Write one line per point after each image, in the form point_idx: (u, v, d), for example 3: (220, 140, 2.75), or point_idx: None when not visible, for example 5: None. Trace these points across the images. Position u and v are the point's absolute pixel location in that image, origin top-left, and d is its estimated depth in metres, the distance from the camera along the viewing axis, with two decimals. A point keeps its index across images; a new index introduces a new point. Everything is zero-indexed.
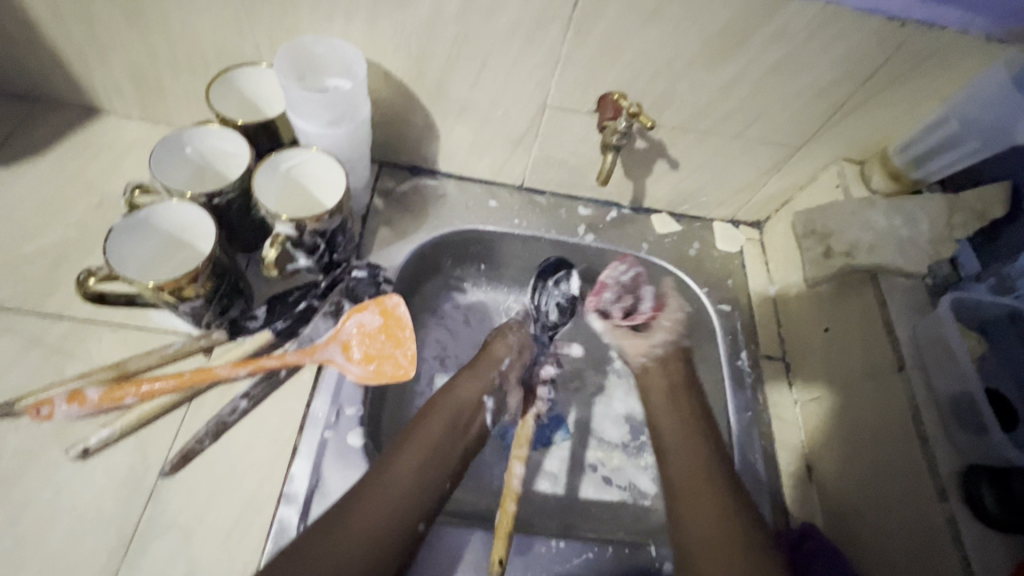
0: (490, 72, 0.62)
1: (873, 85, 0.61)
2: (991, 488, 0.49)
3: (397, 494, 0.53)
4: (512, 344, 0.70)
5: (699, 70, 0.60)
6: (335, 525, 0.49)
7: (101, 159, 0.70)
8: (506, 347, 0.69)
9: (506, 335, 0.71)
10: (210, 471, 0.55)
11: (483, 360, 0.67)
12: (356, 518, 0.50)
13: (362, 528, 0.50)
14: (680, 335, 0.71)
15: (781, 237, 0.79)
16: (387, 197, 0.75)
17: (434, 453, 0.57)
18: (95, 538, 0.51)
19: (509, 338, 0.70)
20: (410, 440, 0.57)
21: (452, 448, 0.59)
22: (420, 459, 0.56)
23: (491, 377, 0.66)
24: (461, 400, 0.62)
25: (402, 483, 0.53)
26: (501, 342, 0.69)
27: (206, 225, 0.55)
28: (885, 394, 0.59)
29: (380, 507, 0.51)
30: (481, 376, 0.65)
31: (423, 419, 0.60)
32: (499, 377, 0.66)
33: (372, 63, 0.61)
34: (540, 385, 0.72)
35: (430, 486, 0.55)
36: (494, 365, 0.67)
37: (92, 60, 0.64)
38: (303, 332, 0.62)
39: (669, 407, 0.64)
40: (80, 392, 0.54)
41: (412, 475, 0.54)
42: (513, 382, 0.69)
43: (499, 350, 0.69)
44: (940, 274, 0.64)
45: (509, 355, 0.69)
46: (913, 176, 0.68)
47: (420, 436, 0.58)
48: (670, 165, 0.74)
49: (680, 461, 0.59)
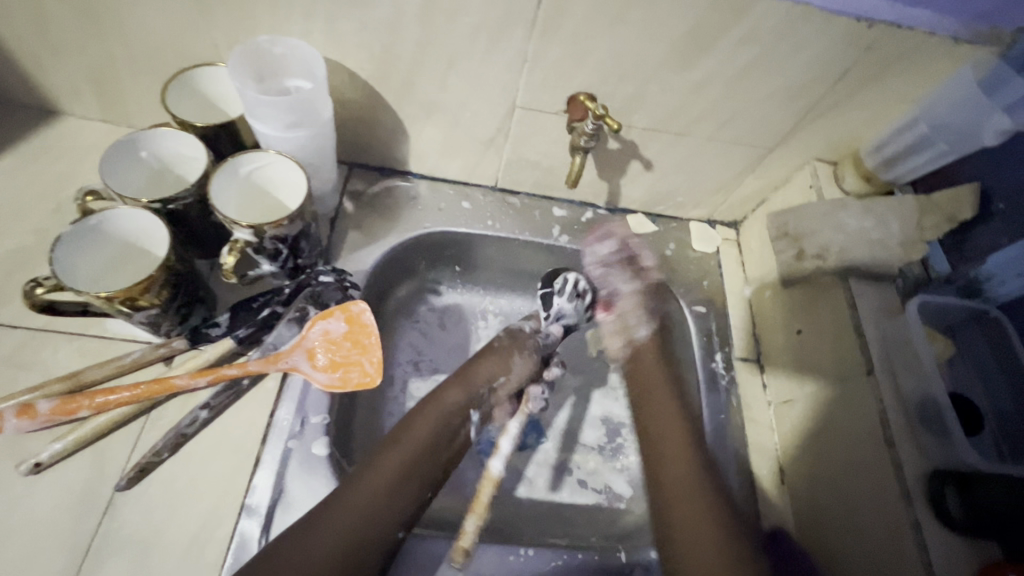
0: (457, 73, 0.60)
1: (844, 87, 0.61)
2: (956, 495, 0.49)
3: (374, 501, 0.51)
4: (511, 363, 0.66)
5: (668, 72, 0.60)
6: (307, 532, 0.48)
7: (59, 163, 0.68)
8: (505, 364, 0.65)
9: (507, 351, 0.67)
10: (170, 483, 0.54)
11: (477, 372, 0.63)
12: (327, 529, 0.48)
13: (334, 535, 0.48)
14: (653, 316, 0.71)
15: (756, 237, 0.78)
16: (357, 199, 0.74)
17: (416, 458, 0.55)
18: (49, 554, 0.50)
19: (512, 359, 0.66)
20: (393, 445, 0.56)
21: (435, 457, 0.56)
22: (400, 464, 0.54)
23: (480, 389, 0.63)
24: (448, 411, 0.60)
25: (380, 488, 0.52)
26: (500, 355, 0.66)
27: (159, 231, 0.53)
28: (853, 398, 0.58)
29: (354, 512, 0.50)
30: (471, 388, 0.62)
31: (406, 427, 0.57)
32: (487, 392, 0.63)
33: (335, 64, 0.60)
34: (531, 385, 0.69)
35: (407, 495, 0.53)
36: (485, 380, 0.63)
37: (44, 60, 0.61)
38: (266, 340, 0.61)
39: (667, 402, 0.63)
40: (31, 406, 0.51)
41: (389, 480, 0.53)
42: (505, 396, 0.65)
43: (496, 364, 0.65)
44: (911, 275, 0.65)
45: (505, 371, 0.65)
46: (884, 178, 0.67)
47: (404, 440, 0.56)
48: (644, 167, 0.73)
49: (669, 461, 0.57)
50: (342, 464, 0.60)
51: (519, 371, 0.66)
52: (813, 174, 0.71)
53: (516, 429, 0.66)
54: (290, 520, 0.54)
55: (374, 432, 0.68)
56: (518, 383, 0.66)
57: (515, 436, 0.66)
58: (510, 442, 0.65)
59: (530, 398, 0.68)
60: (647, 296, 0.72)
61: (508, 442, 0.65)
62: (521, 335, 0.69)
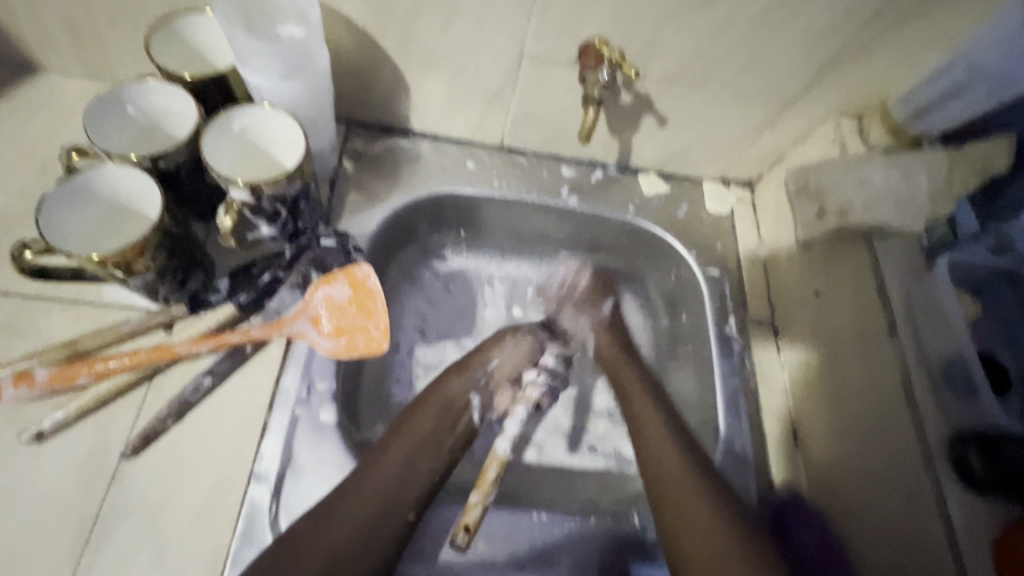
0: (460, 18, 0.56)
1: (875, 29, 0.57)
2: (980, 457, 0.49)
3: (383, 484, 0.51)
4: (505, 345, 0.65)
5: (688, 15, 0.56)
6: (322, 519, 0.47)
7: (43, 121, 0.65)
8: (497, 346, 0.65)
9: (500, 337, 0.66)
10: (175, 451, 0.53)
11: (476, 361, 0.63)
12: (345, 511, 0.48)
13: (351, 522, 0.48)
14: (597, 313, 0.71)
15: (773, 197, 0.75)
16: (357, 160, 0.70)
17: (423, 442, 0.55)
18: (55, 524, 0.49)
19: (505, 338, 0.65)
20: (399, 432, 0.55)
21: (441, 441, 0.56)
22: (408, 452, 0.53)
23: (477, 375, 0.62)
24: (449, 397, 0.60)
25: (390, 475, 0.51)
26: (493, 341, 0.65)
27: (149, 191, 0.51)
28: (873, 360, 0.57)
29: (368, 497, 0.49)
30: (473, 376, 0.62)
31: (413, 413, 0.57)
32: (484, 376, 0.63)
33: (330, 10, 0.56)
34: (528, 368, 0.65)
35: (416, 478, 0.52)
36: (480, 363, 0.63)
37: (19, 10, 0.57)
38: (269, 305, 0.59)
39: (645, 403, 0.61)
40: (28, 372, 0.51)
41: (397, 469, 0.52)
42: (504, 380, 0.64)
43: (488, 348, 0.65)
44: (936, 233, 0.60)
45: (498, 354, 0.64)
46: (914, 131, 0.64)
47: (409, 429, 0.55)
48: (657, 121, 0.70)
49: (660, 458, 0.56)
50: (349, 430, 0.59)
51: (521, 363, 0.65)
52: (837, 128, 0.67)
53: (524, 413, 0.62)
54: (299, 487, 0.53)
55: (379, 399, 0.67)
56: (515, 367, 0.64)
57: (523, 417, 0.62)
58: (516, 424, 0.61)
59: (530, 382, 0.63)
60: (580, 304, 0.72)
61: (515, 425, 0.61)
62: (522, 327, 0.67)
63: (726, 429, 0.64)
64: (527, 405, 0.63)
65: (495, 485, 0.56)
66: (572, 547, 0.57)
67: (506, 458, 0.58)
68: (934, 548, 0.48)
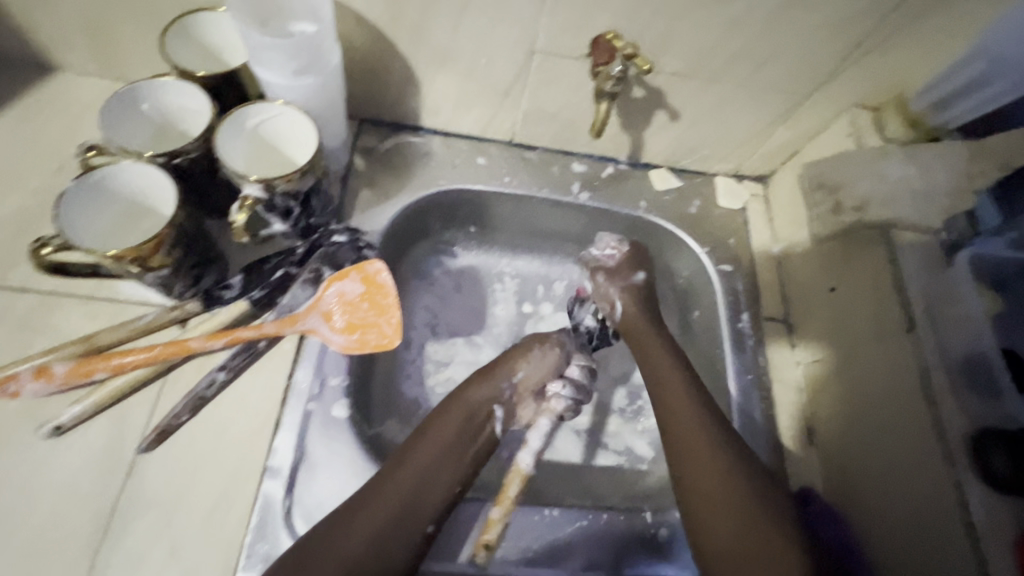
0: (472, 14, 0.56)
1: (894, 20, 0.56)
2: (1003, 453, 0.47)
3: (402, 496, 0.50)
4: (532, 355, 0.61)
5: (702, 8, 0.55)
6: (336, 526, 0.47)
7: (60, 120, 0.65)
8: (524, 358, 0.61)
9: (526, 346, 0.63)
10: (191, 445, 0.54)
11: (500, 369, 0.61)
12: (362, 523, 0.47)
13: (366, 533, 0.47)
14: (629, 281, 0.68)
15: (787, 192, 0.74)
16: (368, 156, 0.71)
17: (445, 451, 0.54)
18: (74, 517, 0.50)
19: (532, 347, 0.62)
20: (418, 441, 0.54)
21: (462, 451, 0.55)
22: (429, 461, 0.53)
23: (502, 386, 0.60)
24: (471, 404, 0.58)
25: (410, 485, 0.51)
26: (520, 350, 0.62)
27: (165, 187, 0.51)
28: (892, 357, 0.56)
29: (386, 506, 0.49)
30: (496, 385, 0.59)
31: (433, 421, 0.56)
32: (508, 388, 0.60)
33: (342, 7, 0.56)
34: (552, 380, 0.63)
35: (435, 489, 0.52)
36: (505, 375, 0.60)
37: (36, 9, 0.58)
38: (282, 302, 0.59)
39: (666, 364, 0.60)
40: (47, 367, 0.51)
41: (418, 478, 0.51)
42: (528, 392, 0.62)
43: (515, 359, 0.61)
44: (955, 230, 0.59)
45: (524, 365, 0.61)
46: (932, 123, 0.64)
47: (430, 436, 0.54)
48: (669, 116, 0.69)
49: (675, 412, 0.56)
50: (362, 426, 0.60)
51: (547, 373, 0.62)
52: (853, 122, 0.66)
53: (547, 425, 0.63)
54: (312, 481, 0.53)
55: (391, 395, 0.67)
56: (541, 378, 0.62)
57: (546, 430, 0.63)
58: (539, 437, 0.62)
59: (554, 395, 0.62)
60: (612, 273, 0.69)
61: (537, 437, 0.62)
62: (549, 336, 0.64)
63: (740, 426, 0.63)
64: (550, 417, 0.63)
65: (515, 503, 0.56)
66: (584, 544, 0.57)
67: (526, 473, 0.58)
68: (957, 555, 0.47)
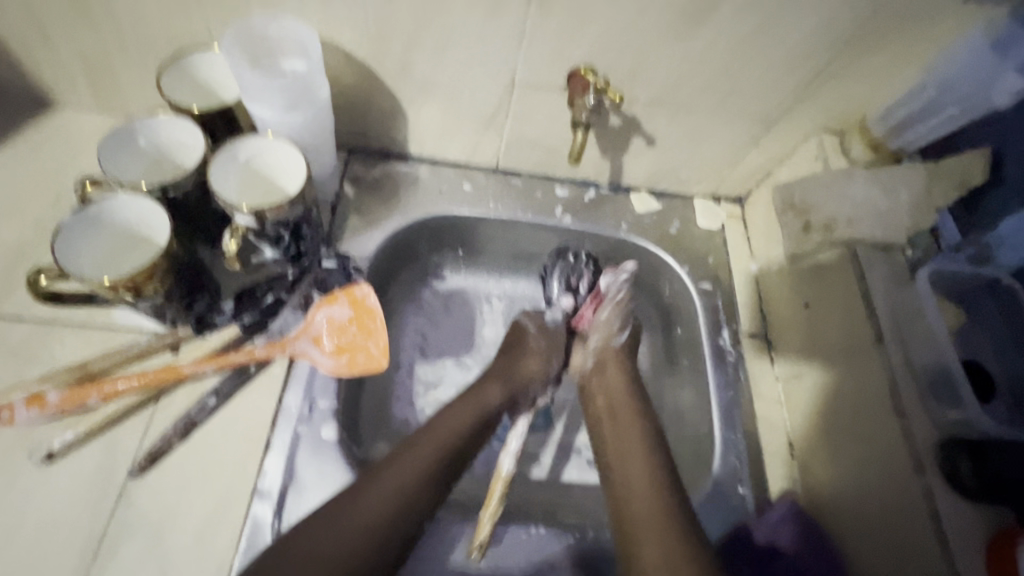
0: (453, 50, 0.59)
1: (850, 52, 0.60)
2: (968, 463, 0.49)
3: (405, 491, 0.50)
4: (550, 365, 0.67)
5: (670, 42, 0.59)
6: (334, 514, 0.47)
7: (59, 153, 0.68)
8: (541, 361, 0.66)
9: (546, 353, 0.68)
10: (182, 469, 0.54)
11: (518, 372, 0.65)
12: (360, 511, 0.47)
13: (361, 525, 0.47)
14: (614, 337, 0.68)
15: (761, 213, 0.77)
16: (357, 184, 0.73)
17: (446, 450, 0.54)
18: (63, 543, 0.50)
19: (551, 361, 0.67)
20: (426, 434, 0.55)
21: (467, 454, 0.56)
22: (433, 453, 0.53)
23: (518, 387, 0.64)
24: (486, 401, 0.60)
25: (413, 477, 0.51)
26: (540, 353, 0.67)
27: (161, 219, 0.53)
28: (864, 370, 0.58)
29: (388, 496, 0.49)
30: (511, 386, 0.63)
31: (447, 415, 0.57)
32: (524, 396, 0.64)
33: (330, 45, 0.59)
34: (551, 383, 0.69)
35: (434, 486, 0.52)
36: (525, 386, 0.64)
37: (40, 51, 0.61)
38: (273, 326, 0.61)
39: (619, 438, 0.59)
40: (40, 394, 0.53)
41: (421, 471, 0.51)
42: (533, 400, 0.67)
43: (534, 365, 0.66)
44: (920, 246, 0.63)
45: (546, 376, 0.67)
46: (891, 146, 0.67)
47: (438, 430, 0.55)
48: (646, 142, 0.72)
49: (633, 487, 0.54)
50: (351, 447, 0.61)
51: (546, 381, 0.67)
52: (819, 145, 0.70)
53: (524, 428, 0.65)
54: (301, 505, 0.54)
55: (378, 418, 0.68)
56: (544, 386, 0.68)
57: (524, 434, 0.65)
58: (517, 441, 0.64)
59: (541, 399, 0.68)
60: (610, 319, 0.69)
61: (515, 441, 0.64)
62: (550, 327, 0.70)
63: (721, 442, 0.65)
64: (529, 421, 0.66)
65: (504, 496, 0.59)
66: (571, 561, 0.58)
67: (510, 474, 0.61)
68: (928, 553, 0.49)
